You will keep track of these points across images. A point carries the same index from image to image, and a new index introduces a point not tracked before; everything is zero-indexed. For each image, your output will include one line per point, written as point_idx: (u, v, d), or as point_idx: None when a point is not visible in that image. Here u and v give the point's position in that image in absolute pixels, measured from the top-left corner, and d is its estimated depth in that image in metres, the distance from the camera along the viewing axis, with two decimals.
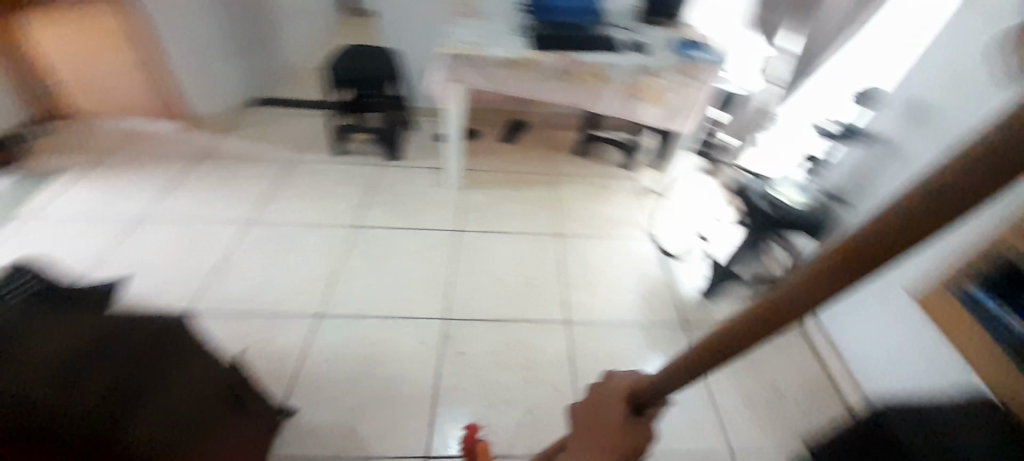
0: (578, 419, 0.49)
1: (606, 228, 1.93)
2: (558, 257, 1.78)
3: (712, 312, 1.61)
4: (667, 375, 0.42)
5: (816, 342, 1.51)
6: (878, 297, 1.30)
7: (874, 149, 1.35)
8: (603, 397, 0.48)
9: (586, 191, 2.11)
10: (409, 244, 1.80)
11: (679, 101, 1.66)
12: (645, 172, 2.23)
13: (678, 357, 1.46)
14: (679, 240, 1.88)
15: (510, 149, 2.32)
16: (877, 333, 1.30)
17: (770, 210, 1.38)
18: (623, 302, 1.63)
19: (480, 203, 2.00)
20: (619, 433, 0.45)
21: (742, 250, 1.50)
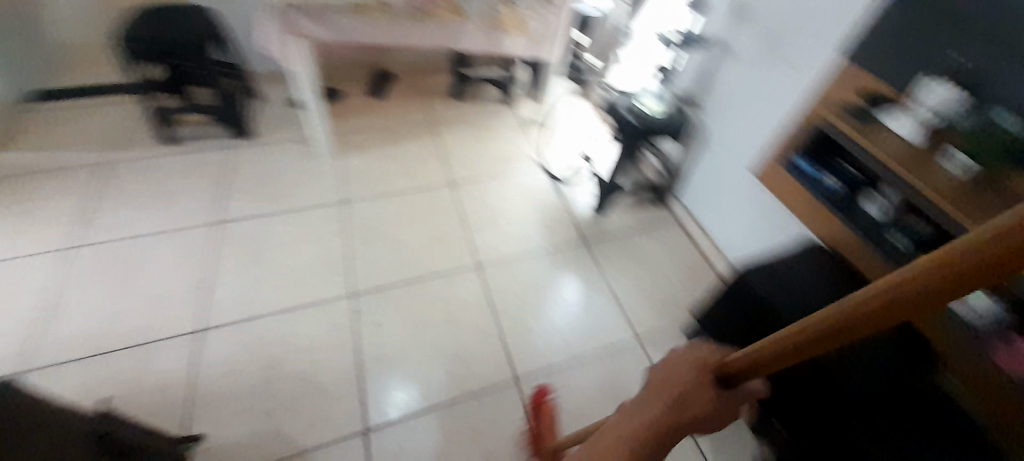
0: (656, 374, 0.58)
1: (497, 167, 1.94)
2: (456, 206, 1.77)
3: (604, 224, 1.77)
4: (772, 353, 0.51)
5: (688, 228, 1.76)
6: (731, 180, 1.54)
7: (711, 51, 1.53)
8: (684, 359, 0.59)
9: (469, 134, 2.07)
10: (293, 228, 1.63)
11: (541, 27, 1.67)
12: (522, 104, 2.26)
13: (583, 271, 1.61)
14: (565, 165, 1.98)
15: (380, 103, 2.16)
16: (733, 210, 1.56)
17: (637, 122, 1.52)
18: (526, 235, 1.70)
19: (362, 167, 1.86)
20: (700, 400, 0.55)
21: (621, 163, 1.64)
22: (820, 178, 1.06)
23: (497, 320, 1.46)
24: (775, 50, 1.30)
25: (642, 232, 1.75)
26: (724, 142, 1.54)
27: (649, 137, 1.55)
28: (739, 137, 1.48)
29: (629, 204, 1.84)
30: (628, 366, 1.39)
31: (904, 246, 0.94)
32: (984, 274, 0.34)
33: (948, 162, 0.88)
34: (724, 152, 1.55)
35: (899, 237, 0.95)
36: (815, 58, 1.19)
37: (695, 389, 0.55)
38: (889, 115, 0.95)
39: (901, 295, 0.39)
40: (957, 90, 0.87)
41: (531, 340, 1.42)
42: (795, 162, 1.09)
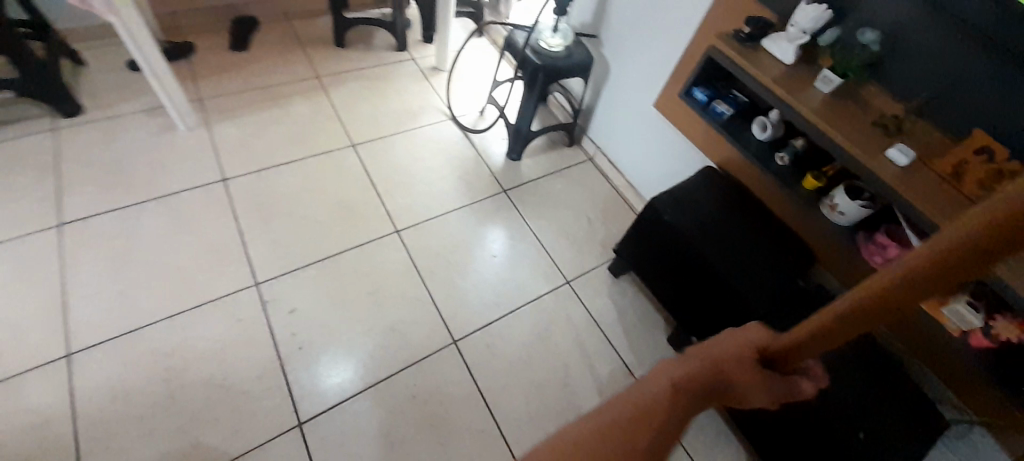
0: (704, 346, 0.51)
1: (400, 121, 1.79)
2: (362, 168, 1.61)
3: (520, 171, 1.74)
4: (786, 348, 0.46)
5: (600, 165, 1.80)
6: (633, 114, 1.58)
7: None
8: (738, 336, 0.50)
9: (364, 88, 1.87)
10: (169, 218, 1.39)
11: None
12: (419, 50, 2.07)
13: (505, 221, 1.59)
14: (473, 113, 1.88)
15: (247, 58, 1.84)
16: (639, 144, 1.61)
17: (538, 60, 1.47)
18: (443, 191, 1.62)
19: (240, 137, 1.61)
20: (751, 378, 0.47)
21: (529, 105, 1.59)
22: (711, 105, 1.10)
23: (425, 284, 1.40)
24: None
25: (558, 174, 1.76)
26: (623, 77, 1.55)
27: (555, 76, 1.51)
28: (636, 68, 1.49)
29: (543, 147, 1.83)
30: (558, 307, 1.44)
31: (785, 163, 1.01)
32: (964, 267, 0.30)
33: (818, 80, 0.94)
34: (625, 87, 1.56)
35: (782, 156, 1.01)
36: None
37: (739, 364, 0.47)
38: (769, 39, 0.98)
39: (882, 296, 0.35)
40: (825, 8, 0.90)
41: (464, 297, 1.40)
42: (692, 92, 1.12)
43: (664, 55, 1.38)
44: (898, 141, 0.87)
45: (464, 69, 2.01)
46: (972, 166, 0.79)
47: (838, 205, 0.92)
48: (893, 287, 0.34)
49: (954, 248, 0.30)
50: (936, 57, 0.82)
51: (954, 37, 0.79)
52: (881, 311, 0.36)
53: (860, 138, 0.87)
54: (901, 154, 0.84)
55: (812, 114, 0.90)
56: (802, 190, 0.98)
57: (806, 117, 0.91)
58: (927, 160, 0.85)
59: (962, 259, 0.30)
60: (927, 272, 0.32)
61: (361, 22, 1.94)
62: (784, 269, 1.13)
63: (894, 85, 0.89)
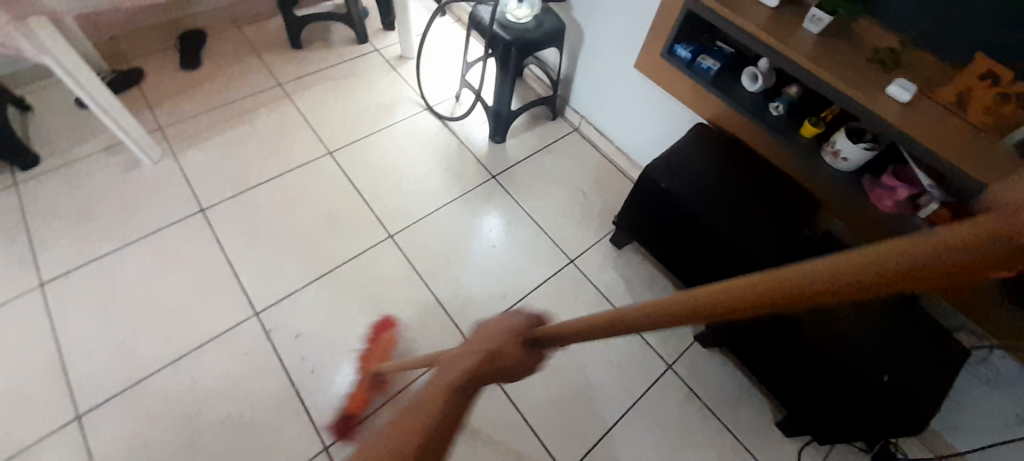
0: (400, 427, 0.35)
1: (374, 119, 1.71)
2: (343, 175, 1.55)
3: (506, 153, 1.68)
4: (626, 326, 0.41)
5: (587, 135, 1.74)
6: (615, 78, 1.51)
7: None
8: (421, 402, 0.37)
9: (330, 89, 1.77)
10: (155, 259, 1.33)
11: None
12: (381, 39, 1.96)
13: (498, 208, 1.55)
14: (449, 99, 1.80)
15: (203, 76, 1.74)
16: (625, 108, 1.55)
17: (509, 36, 1.40)
18: (431, 187, 1.57)
19: (210, 162, 1.53)
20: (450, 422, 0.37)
21: (505, 84, 1.52)
22: (697, 62, 1.00)
23: (427, 286, 1.37)
24: None
25: (546, 151, 1.70)
26: (598, 40, 1.48)
27: (529, 50, 1.43)
28: (613, 29, 1.41)
29: (526, 125, 1.77)
30: (566, 288, 1.42)
31: (780, 113, 0.94)
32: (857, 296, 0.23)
33: (806, 21, 0.85)
34: (603, 51, 1.49)
35: (776, 105, 0.94)
36: None
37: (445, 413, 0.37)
38: None
39: (758, 292, 0.28)
40: None
41: (468, 293, 1.38)
42: (675, 50, 1.02)
43: (639, 12, 1.31)
44: (896, 74, 0.81)
45: (432, 53, 1.91)
46: (977, 93, 0.74)
47: (840, 151, 0.86)
48: (767, 287, 0.27)
49: (868, 275, 0.21)
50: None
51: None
52: (750, 309, 0.29)
53: (859, 77, 0.80)
54: (903, 89, 0.77)
55: (804, 60, 0.82)
56: (800, 139, 0.92)
57: (797, 63, 0.83)
58: (929, 90, 0.79)
59: (859, 290, 0.23)
60: (814, 292, 0.25)
61: (315, 18, 1.82)
62: (788, 222, 1.11)
63: (886, 17, 0.84)
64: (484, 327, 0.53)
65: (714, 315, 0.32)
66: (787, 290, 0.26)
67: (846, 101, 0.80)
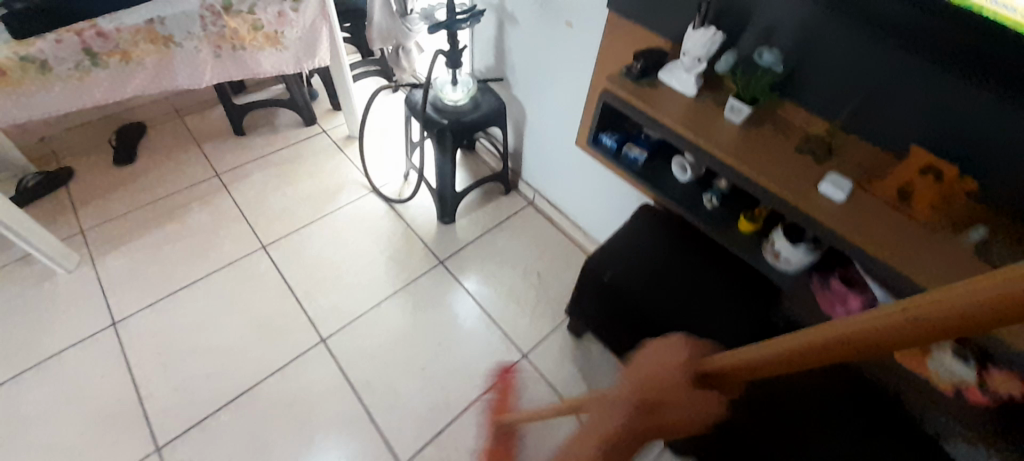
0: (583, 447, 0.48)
1: (315, 205, 1.61)
2: (277, 272, 1.43)
3: (455, 234, 1.58)
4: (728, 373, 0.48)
5: (543, 209, 1.65)
6: (560, 154, 1.44)
7: (492, 18, 1.32)
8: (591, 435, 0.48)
9: (272, 177, 1.69)
10: (53, 387, 1.18)
11: (298, 35, 1.35)
12: (329, 120, 1.91)
13: (446, 297, 1.43)
14: (397, 178, 1.71)
15: (136, 171, 1.65)
16: (574, 184, 1.46)
17: (444, 119, 1.33)
18: (372, 279, 1.44)
19: (132, 266, 1.41)
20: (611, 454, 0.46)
21: (445, 168, 1.43)
22: (623, 152, 0.92)
23: (359, 399, 1.22)
24: (549, 9, 1.14)
25: (499, 229, 1.61)
26: (539, 118, 1.42)
27: (465, 133, 1.36)
28: (551, 109, 1.35)
29: (478, 201, 1.68)
30: (520, 389, 1.27)
31: (715, 206, 0.85)
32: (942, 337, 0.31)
33: (726, 111, 0.78)
34: (545, 128, 1.42)
35: (709, 197, 0.85)
36: (588, 11, 1.05)
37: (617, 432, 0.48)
38: (666, 71, 0.84)
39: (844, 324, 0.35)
40: (715, 31, 0.75)
41: (408, 405, 1.23)
42: (599, 138, 0.94)
43: (573, 93, 1.23)
44: (828, 167, 0.72)
45: (380, 130, 1.84)
46: (921, 188, 0.64)
47: (780, 252, 0.75)
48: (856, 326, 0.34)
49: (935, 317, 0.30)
50: (848, 67, 0.67)
51: (857, 43, 0.65)
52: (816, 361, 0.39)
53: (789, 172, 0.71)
54: (836, 189, 0.68)
55: (723, 156, 0.75)
56: (739, 235, 0.82)
57: (718, 158, 0.76)
58: (868, 182, 0.70)
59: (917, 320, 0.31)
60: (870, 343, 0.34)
61: (258, 105, 1.76)
62: (750, 314, 0.97)
63: (809, 103, 0.75)
64: (662, 349, 0.55)
65: (804, 358, 0.39)
66: (864, 339, 0.34)
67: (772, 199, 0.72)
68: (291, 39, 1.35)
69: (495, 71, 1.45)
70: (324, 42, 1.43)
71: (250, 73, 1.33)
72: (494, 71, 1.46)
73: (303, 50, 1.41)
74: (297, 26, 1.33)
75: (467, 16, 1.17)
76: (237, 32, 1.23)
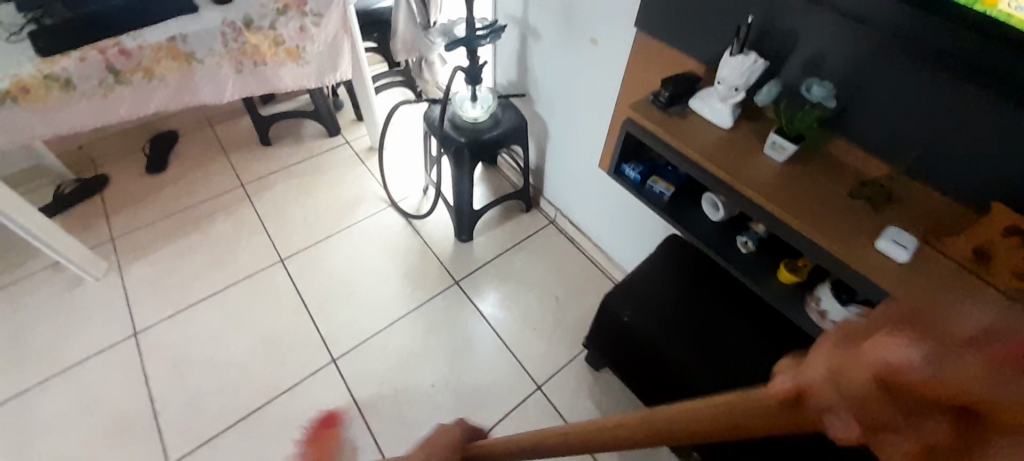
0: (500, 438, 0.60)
1: (335, 218, 1.60)
2: (292, 287, 1.42)
3: (473, 254, 1.53)
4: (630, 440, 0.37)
5: (565, 229, 1.58)
6: (582, 175, 1.36)
7: (515, 33, 1.26)
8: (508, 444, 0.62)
9: (294, 188, 1.69)
10: (73, 396, 1.20)
11: (319, 49, 1.33)
12: (352, 131, 1.90)
13: (461, 321, 1.38)
14: (416, 192, 1.67)
15: (167, 179, 1.69)
16: (598, 207, 1.38)
17: (462, 136, 1.28)
18: (384, 298, 1.41)
19: (156, 275, 1.44)
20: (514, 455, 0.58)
21: (463, 187, 1.38)
22: (647, 185, 0.85)
23: (366, 426, 1.19)
24: (574, 25, 1.07)
25: (519, 249, 1.54)
26: (561, 136, 1.35)
27: (484, 151, 1.31)
28: (575, 129, 1.27)
29: (497, 219, 1.62)
30: (532, 425, 1.20)
31: (750, 250, 0.77)
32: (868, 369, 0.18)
33: (767, 147, 0.70)
34: (568, 147, 1.35)
35: (745, 240, 0.77)
36: (615, 29, 0.98)
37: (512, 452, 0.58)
38: (698, 99, 0.76)
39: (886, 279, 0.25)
40: (755, 59, 0.68)
41: (414, 436, 1.18)
42: (622, 170, 0.86)
43: (598, 113, 1.16)
44: (886, 217, 0.63)
45: (402, 142, 1.81)
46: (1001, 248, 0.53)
47: (826, 312, 0.68)
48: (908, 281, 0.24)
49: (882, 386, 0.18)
50: (909, 103, 0.60)
51: (929, 79, 0.57)
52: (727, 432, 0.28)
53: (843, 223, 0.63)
54: (899, 247, 0.59)
55: (762, 203, 0.67)
56: (778, 286, 0.74)
57: (757, 202, 0.68)
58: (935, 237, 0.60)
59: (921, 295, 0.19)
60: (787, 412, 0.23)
61: (284, 116, 1.77)
62: None
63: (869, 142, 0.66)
64: None
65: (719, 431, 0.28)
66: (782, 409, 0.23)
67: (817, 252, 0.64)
68: (313, 54, 1.34)
69: (517, 86, 1.39)
70: (345, 57, 1.41)
71: (271, 87, 1.33)
72: (516, 86, 1.40)
73: (325, 65, 1.40)
74: (319, 40, 1.32)
75: (486, 32, 1.11)
76: (258, 48, 1.23)
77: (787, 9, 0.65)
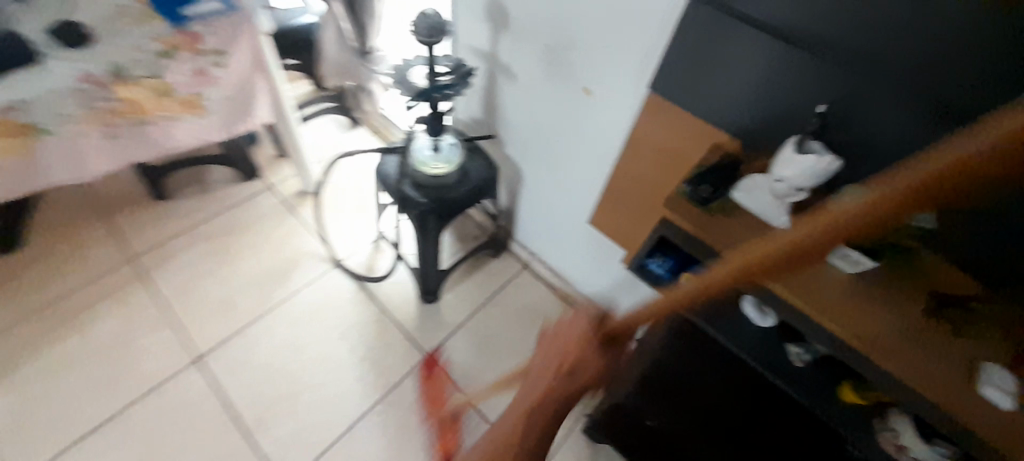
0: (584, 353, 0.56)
1: (265, 291, 1.31)
2: (217, 396, 1.15)
3: (441, 316, 1.32)
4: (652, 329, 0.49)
5: (541, 273, 1.40)
6: (565, 226, 1.20)
7: (482, 69, 1.04)
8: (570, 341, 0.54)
9: (205, 254, 1.36)
10: None
11: (225, 93, 1.02)
12: (275, 171, 1.55)
13: (437, 408, 1.18)
14: (365, 246, 1.41)
15: (23, 258, 1.29)
16: (583, 258, 1.22)
17: (424, 197, 1.05)
18: (342, 390, 1.18)
19: (24, 402, 1.10)
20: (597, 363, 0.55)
21: (428, 249, 1.16)
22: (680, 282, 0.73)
23: None
24: (563, 70, 0.88)
25: (494, 303, 1.35)
26: (538, 183, 1.16)
27: (454, 209, 1.08)
28: (561, 180, 1.09)
29: (465, 269, 1.40)
30: None
31: (804, 362, 0.70)
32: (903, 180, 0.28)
33: (835, 257, 0.62)
34: (547, 195, 1.17)
35: (799, 354, 0.70)
36: (622, 80, 0.80)
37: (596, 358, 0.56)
38: (743, 190, 0.64)
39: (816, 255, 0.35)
40: (831, 159, 0.55)
41: None
42: (647, 264, 0.73)
43: (589, 167, 0.99)
44: (971, 340, 0.57)
45: (339, 182, 1.52)
46: None
47: (907, 447, 0.62)
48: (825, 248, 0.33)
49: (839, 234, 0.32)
50: (1003, 224, 0.55)
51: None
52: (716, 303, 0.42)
53: (931, 348, 0.57)
54: (1001, 394, 0.53)
55: (838, 329, 0.59)
56: (841, 405, 0.67)
57: (847, 345, 0.59)
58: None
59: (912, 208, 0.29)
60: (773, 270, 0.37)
61: (180, 162, 1.40)
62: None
63: (957, 223, 0.58)
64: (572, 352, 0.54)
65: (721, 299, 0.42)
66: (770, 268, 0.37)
67: (896, 386, 0.57)
68: (217, 102, 1.02)
69: (484, 123, 1.16)
70: (261, 98, 1.10)
71: (161, 150, 1.02)
72: (482, 124, 1.17)
73: (236, 111, 1.08)
74: (224, 82, 1.00)
75: (453, 80, 0.90)
76: (136, 104, 0.92)
77: (862, 106, 0.56)
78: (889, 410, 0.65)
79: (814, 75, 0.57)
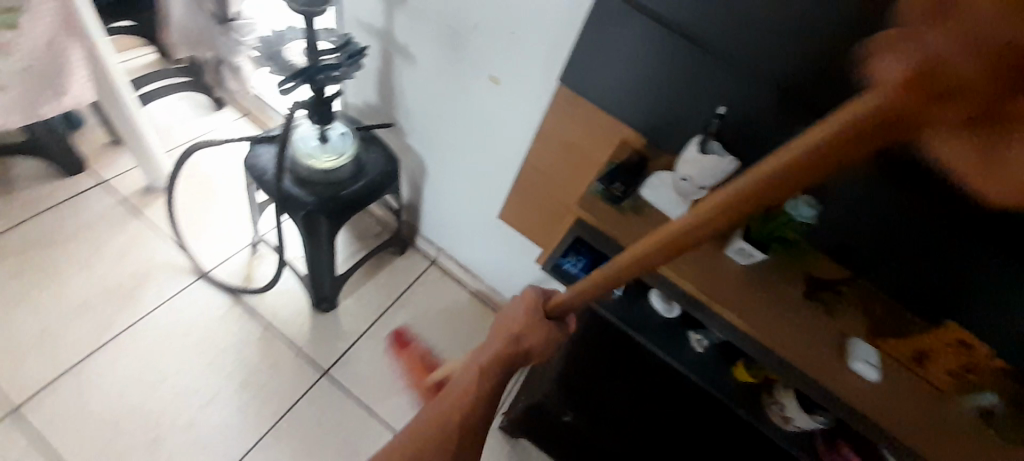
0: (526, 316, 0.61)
1: (104, 316, 1.05)
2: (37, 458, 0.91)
3: (340, 325, 1.18)
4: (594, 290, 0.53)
5: (450, 270, 1.31)
6: (474, 220, 1.13)
7: (374, 47, 0.92)
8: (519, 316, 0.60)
9: (10, 274, 1.06)
10: None
11: (18, 63, 0.82)
12: (110, 162, 1.24)
13: (338, 428, 1.06)
14: (241, 252, 1.20)
15: None
16: (495, 253, 1.17)
17: (311, 195, 0.92)
18: (219, 424, 1.01)
19: None
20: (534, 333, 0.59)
21: (319, 254, 1.01)
22: None
23: None
24: (466, 55, 0.81)
25: (401, 305, 1.24)
26: (444, 176, 1.08)
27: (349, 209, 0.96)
28: (468, 173, 1.02)
29: (366, 270, 1.27)
30: None
31: (704, 348, 0.74)
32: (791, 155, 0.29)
33: (732, 251, 0.66)
34: (454, 190, 1.09)
35: (700, 341, 0.74)
36: (531, 69, 0.76)
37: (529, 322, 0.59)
38: (649, 187, 0.65)
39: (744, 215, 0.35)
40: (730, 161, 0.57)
41: None
42: (561, 263, 0.71)
43: (497, 160, 0.94)
44: (840, 320, 0.65)
45: (203, 174, 1.27)
46: (939, 350, 0.62)
47: (792, 418, 0.69)
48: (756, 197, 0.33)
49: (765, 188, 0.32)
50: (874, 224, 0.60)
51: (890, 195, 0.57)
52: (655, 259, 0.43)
53: (809, 330, 0.64)
54: (868, 367, 0.61)
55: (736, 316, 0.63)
56: (736, 385, 0.73)
57: (748, 335, 0.63)
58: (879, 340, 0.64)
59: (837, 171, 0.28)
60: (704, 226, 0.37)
61: None
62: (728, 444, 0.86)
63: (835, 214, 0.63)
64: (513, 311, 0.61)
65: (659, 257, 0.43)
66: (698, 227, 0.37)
67: (782, 365, 0.62)
68: (9, 75, 0.83)
69: (380, 109, 1.04)
70: (76, 71, 0.89)
71: None
72: (378, 110, 1.05)
73: (37, 87, 0.87)
74: (17, 50, 0.81)
75: (340, 59, 0.77)
76: None
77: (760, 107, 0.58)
78: (775, 386, 0.72)
79: (717, 76, 0.58)
